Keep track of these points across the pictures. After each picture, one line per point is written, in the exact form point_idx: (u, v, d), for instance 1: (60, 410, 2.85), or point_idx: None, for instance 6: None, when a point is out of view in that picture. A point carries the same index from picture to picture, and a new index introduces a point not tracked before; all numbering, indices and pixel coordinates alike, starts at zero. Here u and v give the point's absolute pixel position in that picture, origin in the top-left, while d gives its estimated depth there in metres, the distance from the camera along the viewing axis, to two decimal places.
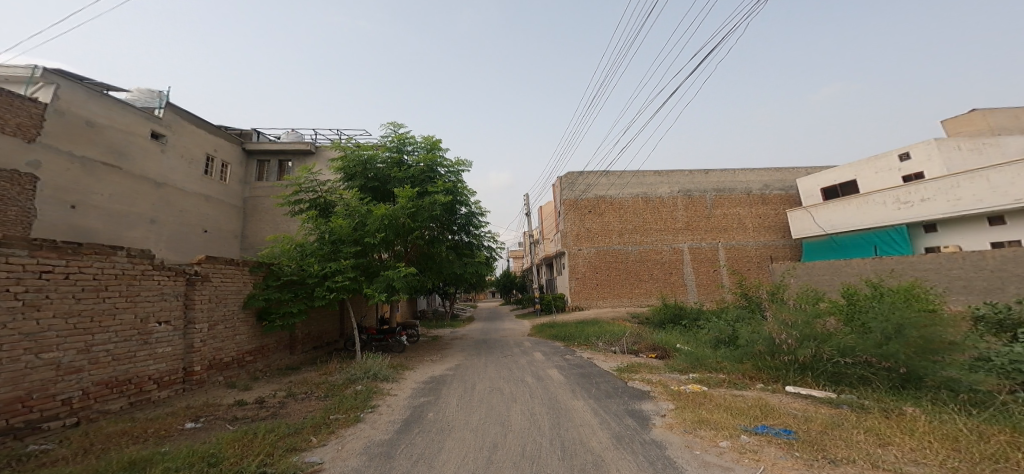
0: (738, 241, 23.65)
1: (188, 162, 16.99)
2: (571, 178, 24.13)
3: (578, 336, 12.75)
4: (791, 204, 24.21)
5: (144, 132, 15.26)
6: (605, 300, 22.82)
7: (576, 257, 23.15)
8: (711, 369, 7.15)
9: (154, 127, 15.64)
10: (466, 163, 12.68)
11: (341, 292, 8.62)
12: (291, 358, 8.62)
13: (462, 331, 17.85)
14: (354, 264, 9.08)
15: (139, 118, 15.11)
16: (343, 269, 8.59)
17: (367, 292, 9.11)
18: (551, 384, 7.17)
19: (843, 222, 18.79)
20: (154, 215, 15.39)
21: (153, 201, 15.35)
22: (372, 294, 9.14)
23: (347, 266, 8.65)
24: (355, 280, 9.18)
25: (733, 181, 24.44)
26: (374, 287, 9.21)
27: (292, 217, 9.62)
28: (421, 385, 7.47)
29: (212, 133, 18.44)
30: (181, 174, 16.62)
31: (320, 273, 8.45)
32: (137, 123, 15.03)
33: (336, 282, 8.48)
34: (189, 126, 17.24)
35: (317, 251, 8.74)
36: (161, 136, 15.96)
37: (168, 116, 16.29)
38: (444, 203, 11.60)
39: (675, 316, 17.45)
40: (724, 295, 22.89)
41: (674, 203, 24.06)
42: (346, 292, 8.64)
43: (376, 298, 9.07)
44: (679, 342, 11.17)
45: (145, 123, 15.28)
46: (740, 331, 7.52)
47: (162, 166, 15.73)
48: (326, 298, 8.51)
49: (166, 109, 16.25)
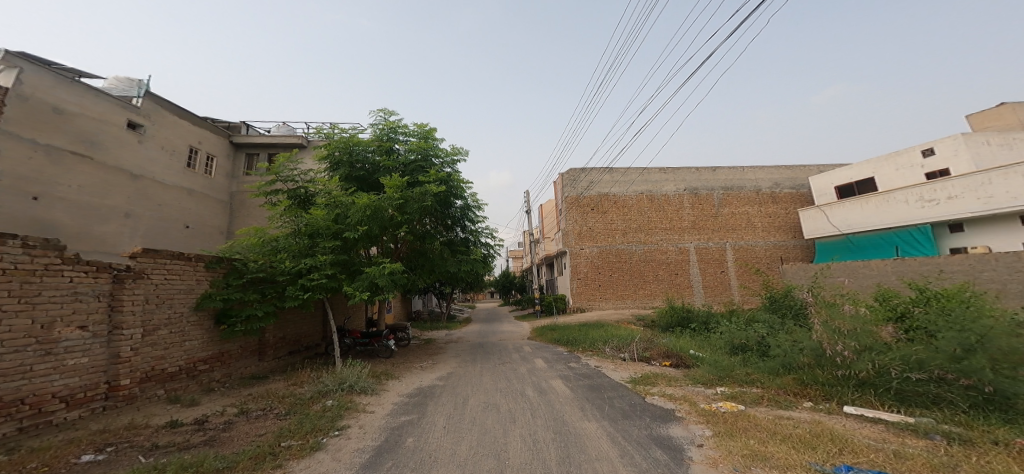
0: (747, 241, 22.67)
1: (169, 153, 15.90)
2: (573, 175, 23.15)
3: (583, 341, 11.72)
4: (802, 202, 23.23)
5: (120, 121, 14.17)
6: (607, 302, 21.82)
7: (578, 257, 22.15)
8: (742, 382, 6.09)
9: (130, 116, 14.54)
10: (462, 152, 11.64)
11: (317, 291, 7.63)
12: (259, 366, 7.59)
13: (459, 334, 16.81)
14: (332, 260, 8.05)
15: (113, 106, 14.01)
16: (319, 264, 7.58)
17: (346, 290, 8.09)
18: (556, 401, 6.11)
19: (860, 222, 17.85)
20: (130, 209, 14.29)
21: (130, 195, 14.29)
22: (353, 293, 8.11)
23: (324, 261, 7.66)
24: (333, 277, 8.15)
25: (741, 178, 23.46)
26: (355, 286, 8.18)
27: (264, 205, 8.58)
28: (404, 400, 6.43)
29: (196, 124, 17.41)
30: (161, 166, 15.54)
31: (293, 269, 7.46)
32: (113, 112, 13.96)
33: (312, 279, 7.52)
34: (170, 117, 16.13)
35: (291, 246, 7.76)
36: (138, 126, 14.85)
37: (146, 105, 15.19)
38: (437, 195, 10.58)
39: (684, 319, 16.42)
40: (733, 297, 21.90)
41: (681, 201, 23.08)
42: (322, 291, 7.65)
43: (358, 299, 8.06)
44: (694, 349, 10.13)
45: (120, 112, 14.19)
46: (775, 340, 6.51)
47: (140, 157, 14.68)
48: (300, 298, 7.48)
49: (145, 99, 15.15)
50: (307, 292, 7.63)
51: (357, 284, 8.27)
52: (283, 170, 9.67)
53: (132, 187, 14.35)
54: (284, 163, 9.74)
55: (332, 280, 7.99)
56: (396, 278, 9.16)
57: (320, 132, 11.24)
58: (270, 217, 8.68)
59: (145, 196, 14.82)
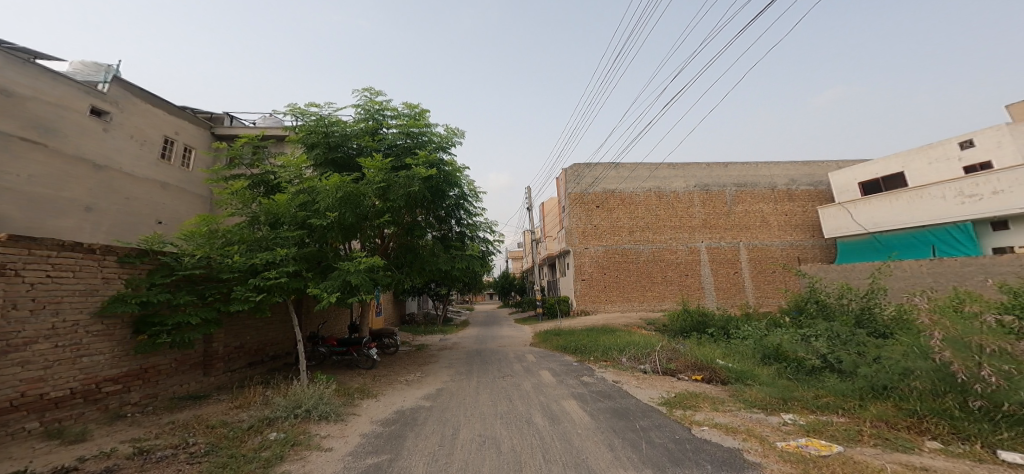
0: (762, 241, 21.31)
1: (139, 144, 12.93)
2: (577, 170, 21.78)
3: (592, 349, 10.32)
4: (820, 200, 21.91)
5: (80, 107, 11.38)
6: (613, 305, 20.42)
7: (582, 257, 20.78)
8: (814, 407, 4.61)
9: (94, 103, 11.72)
10: (458, 133, 10.15)
11: (274, 293, 6.23)
12: (201, 382, 6.29)
13: (454, 339, 15.40)
14: (295, 254, 6.63)
15: (73, 92, 11.23)
16: (276, 258, 6.17)
17: (310, 289, 6.65)
18: (574, 434, 4.66)
19: (889, 219, 16.50)
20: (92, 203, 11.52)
21: (92, 187, 11.48)
22: (319, 294, 6.66)
23: (282, 255, 6.26)
24: (296, 275, 6.71)
25: (755, 175, 22.13)
26: (322, 286, 6.73)
27: (214, 190, 7.17)
28: (376, 432, 4.96)
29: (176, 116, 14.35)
30: (130, 157, 12.66)
31: (244, 266, 6.06)
32: (71, 97, 11.17)
33: (266, 278, 6.09)
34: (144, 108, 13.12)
35: (242, 236, 6.32)
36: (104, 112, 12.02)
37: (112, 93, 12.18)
38: (427, 181, 9.15)
39: (700, 324, 15.00)
40: (747, 300, 20.52)
41: (691, 199, 21.73)
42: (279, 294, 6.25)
43: (326, 301, 6.61)
44: (723, 359, 8.72)
45: (83, 98, 11.42)
46: (856, 359, 5.12)
47: (104, 148, 11.85)
48: (250, 300, 6.03)
49: (113, 86, 12.18)
50: (261, 294, 6.20)
51: (326, 284, 6.84)
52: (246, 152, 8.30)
53: (93, 176, 11.53)
54: (247, 145, 8.33)
55: (294, 279, 6.58)
56: (376, 276, 7.70)
57: (294, 111, 9.78)
58: (223, 204, 7.26)
59: (111, 188, 11.96)
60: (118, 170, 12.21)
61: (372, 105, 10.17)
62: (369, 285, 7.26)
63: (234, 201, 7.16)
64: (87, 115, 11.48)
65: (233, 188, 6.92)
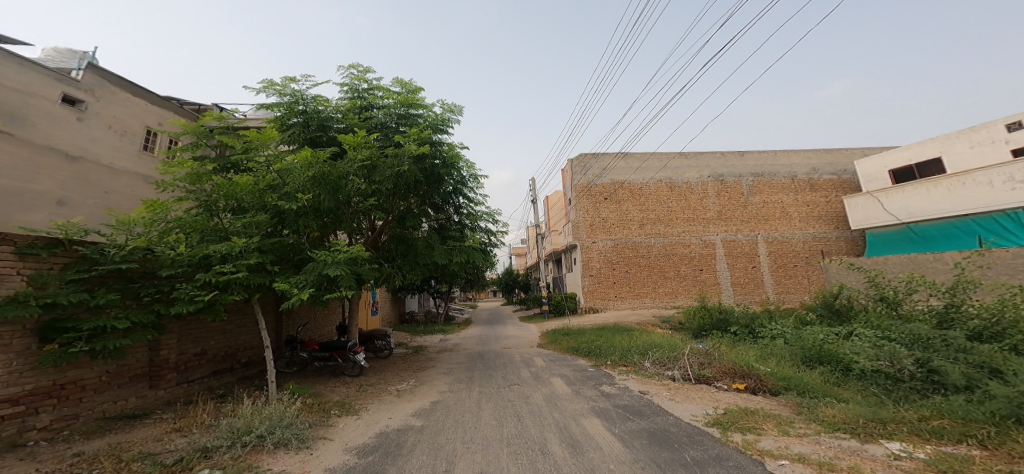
0: (783, 233, 20.08)
1: (122, 137, 9.53)
2: (583, 161, 20.61)
3: (608, 350, 9.22)
4: (843, 189, 20.67)
5: (49, 93, 8.22)
6: (623, 302, 19.27)
7: (590, 252, 19.65)
8: (928, 433, 3.61)
9: (69, 91, 8.56)
10: (455, 110, 9.00)
11: (231, 291, 5.23)
12: (145, 398, 5.27)
13: (456, 339, 14.34)
14: (257, 243, 5.55)
15: (43, 77, 8.15)
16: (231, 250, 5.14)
17: (277, 284, 5.55)
18: (604, 470, 3.52)
19: (925, 207, 15.33)
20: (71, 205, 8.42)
21: (66, 190, 8.29)
22: (288, 290, 5.56)
23: (240, 246, 5.18)
24: (258, 267, 5.65)
25: (773, 163, 20.87)
26: (291, 280, 5.64)
27: (159, 169, 5.99)
28: (346, 465, 3.85)
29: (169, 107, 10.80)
30: (111, 149, 9.28)
31: (189, 259, 5.07)
32: (35, 81, 8.03)
33: (218, 273, 5.07)
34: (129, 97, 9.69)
35: (194, 224, 5.29)
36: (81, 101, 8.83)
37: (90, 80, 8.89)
38: (419, 161, 8.04)
39: (721, 322, 13.82)
40: (768, 296, 19.32)
41: (704, 190, 20.52)
42: (236, 294, 5.25)
43: (296, 298, 5.52)
44: (759, 362, 7.63)
45: (54, 83, 8.27)
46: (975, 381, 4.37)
47: (79, 142, 8.62)
48: (197, 300, 5.04)
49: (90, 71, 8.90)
50: (212, 292, 5.19)
51: (296, 278, 5.76)
52: (211, 131, 7.28)
53: (65, 172, 8.29)
54: (209, 123, 7.19)
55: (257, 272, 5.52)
56: (358, 270, 6.61)
57: (269, 86, 8.60)
58: (166, 185, 6.05)
59: (89, 185, 8.72)
60: (98, 171, 8.98)
61: (359, 82, 9.09)
62: (350, 279, 6.16)
63: (183, 183, 6.05)
64: (61, 106, 8.37)
65: (183, 165, 5.79)
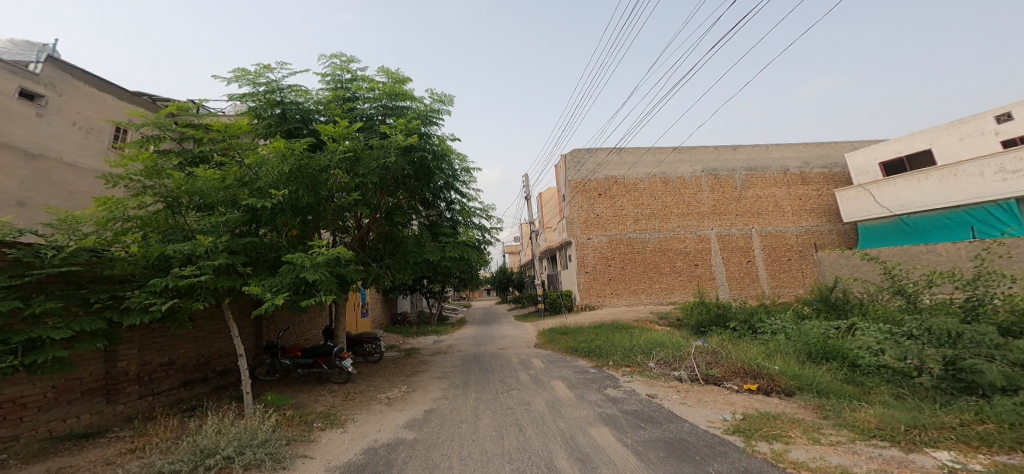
0: (777, 227, 19.98)
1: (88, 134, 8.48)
2: (576, 156, 20.23)
3: (609, 350, 8.86)
4: (836, 182, 20.65)
5: (4, 87, 7.23)
6: (618, 299, 18.98)
7: (584, 248, 19.31)
8: (975, 440, 3.27)
9: (27, 85, 7.59)
10: (444, 99, 8.49)
11: (196, 299, 4.87)
12: (101, 415, 4.83)
13: (449, 340, 13.88)
14: (222, 244, 5.24)
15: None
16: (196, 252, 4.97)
17: (247, 288, 5.05)
18: None
19: (918, 199, 15.21)
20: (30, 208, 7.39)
21: (27, 188, 7.34)
22: (259, 294, 5.06)
23: (206, 245, 4.95)
24: (224, 270, 5.20)
25: (766, 157, 20.74)
26: (263, 284, 5.15)
27: (109, 162, 5.41)
28: None
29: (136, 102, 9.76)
30: (75, 148, 8.26)
31: (144, 263, 4.90)
32: None
33: (179, 276, 4.75)
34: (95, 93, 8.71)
35: (154, 224, 5.09)
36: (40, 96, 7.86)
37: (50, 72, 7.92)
38: (405, 154, 7.56)
39: (720, 317, 13.57)
40: (763, 290, 19.21)
41: (698, 184, 20.31)
42: (197, 303, 4.92)
43: (269, 304, 5.02)
44: (763, 359, 7.36)
45: (8, 76, 7.28)
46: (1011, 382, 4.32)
47: (38, 139, 7.63)
48: (154, 309, 4.70)
49: (50, 63, 7.91)
50: (171, 297, 4.87)
51: (269, 281, 5.26)
52: (179, 122, 6.75)
53: (23, 171, 7.33)
54: (173, 114, 6.60)
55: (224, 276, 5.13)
56: (340, 271, 6.13)
57: (242, 75, 8.01)
58: (118, 181, 5.48)
59: (53, 186, 7.71)
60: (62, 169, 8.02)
61: (340, 71, 8.55)
62: (330, 282, 5.69)
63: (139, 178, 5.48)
64: (18, 101, 7.40)
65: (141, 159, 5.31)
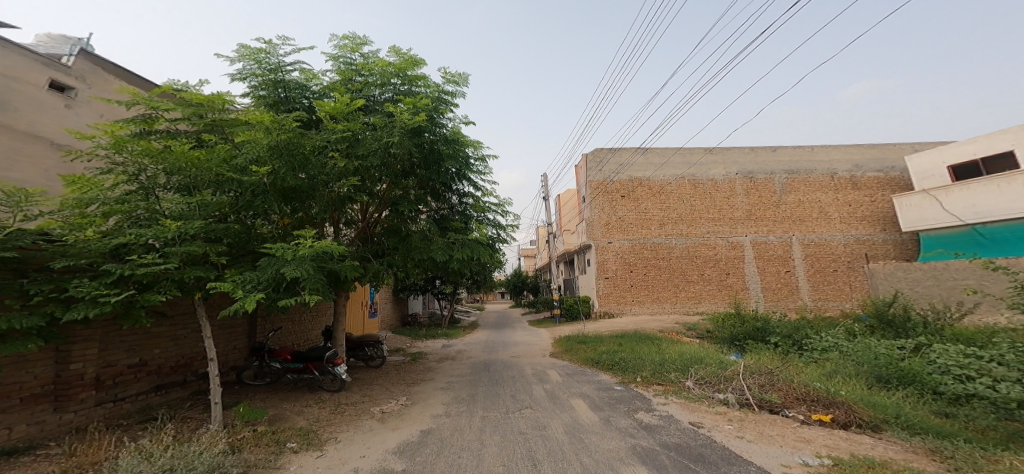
0: (820, 234, 18.39)
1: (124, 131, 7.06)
2: (599, 155, 19.18)
3: (637, 364, 7.80)
4: (886, 188, 18.93)
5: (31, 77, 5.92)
6: (641, 307, 17.77)
7: (605, 252, 18.20)
8: None
9: (59, 76, 6.26)
10: (460, 81, 7.80)
11: (159, 291, 4.08)
12: (44, 427, 4.13)
13: (460, 345, 13.04)
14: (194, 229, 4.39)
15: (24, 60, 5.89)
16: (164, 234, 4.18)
17: (215, 281, 4.31)
18: None
19: (995, 205, 13.80)
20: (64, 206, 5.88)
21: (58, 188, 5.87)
22: (229, 290, 4.27)
23: (173, 231, 4.17)
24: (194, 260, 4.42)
25: (809, 159, 19.20)
26: (236, 278, 4.40)
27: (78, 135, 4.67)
28: None
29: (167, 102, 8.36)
30: None
31: (102, 251, 4.08)
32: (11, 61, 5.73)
33: (136, 264, 3.99)
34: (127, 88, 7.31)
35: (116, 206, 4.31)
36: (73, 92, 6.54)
37: (83, 62, 6.59)
38: (414, 137, 6.82)
39: (758, 331, 12.22)
40: (804, 303, 17.63)
41: (732, 187, 18.93)
42: (160, 296, 4.08)
43: (238, 303, 4.24)
44: (819, 381, 6.20)
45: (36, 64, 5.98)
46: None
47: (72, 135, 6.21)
48: (105, 301, 3.85)
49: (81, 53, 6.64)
50: (128, 289, 4.08)
51: (244, 275, 4.49)
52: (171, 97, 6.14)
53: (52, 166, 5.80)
54: (167, 92, 5.79)
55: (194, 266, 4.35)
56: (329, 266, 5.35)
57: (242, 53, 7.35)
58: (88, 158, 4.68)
59: None
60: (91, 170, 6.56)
61: (349, 51, 7.84)
62: (316, 279, 4.93)
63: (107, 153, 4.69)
64: (48, 93, 6.04)
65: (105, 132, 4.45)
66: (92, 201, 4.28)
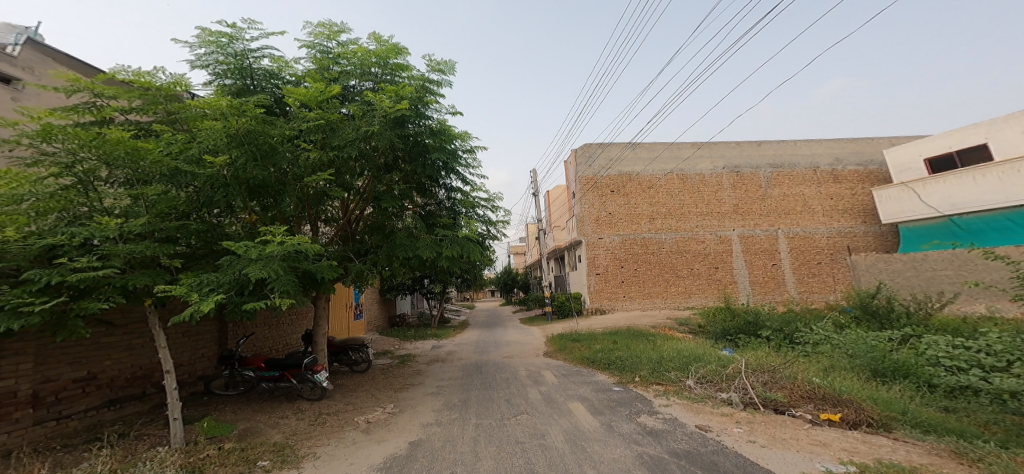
0: (806, 228, 18.56)
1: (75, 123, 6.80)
2: (587, 150, 18.91)
3: (634, 363, 7.56)
4: (869, 181, 19.19)
5: None
6: (631, 302, 17.64)
7: (595, 248, 17.99)
8: None
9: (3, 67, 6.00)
10: (446, 66, 7.40)
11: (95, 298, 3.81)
12: None
13: (450, 345, 12.65)
14: (136, 229, 4.13)
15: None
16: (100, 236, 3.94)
17: (166, 284, 3.89)
18: None
19: (970, 198, 14.03)
20: None
21: None
22: (183, 294, 3.85)
23: (110, 230, 3.91)
24: (140, 264, 4.15)
25: (794, 153, 19.32)
26: (191, 279, 3.98)
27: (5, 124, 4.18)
28: None
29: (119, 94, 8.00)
30: None
31: (33, 254, 3.79)
32: None
33: (67, 270, 3.70)
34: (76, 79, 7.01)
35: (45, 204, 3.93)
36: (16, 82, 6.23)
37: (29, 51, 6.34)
38: (395, 126, 6.41)
39: (750, 325, 12.14)
40: (790, 295, 17.78)
41: (719, 182, 18.92)
42: (96, 302, 3.82)
43: (192, 308, 3.82)
44: (823, 377, 6.05)
45: None
46: None
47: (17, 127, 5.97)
48: (29, 312, 3.57)
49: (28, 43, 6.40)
50: (60, 297, 3.78)
51: (201, 277, 4.07)
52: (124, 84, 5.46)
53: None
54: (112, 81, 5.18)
55: (139, 270, 4.05)
56: (301, 264, 4.93)
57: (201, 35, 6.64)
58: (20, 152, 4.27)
59: None
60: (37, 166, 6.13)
61: (325, 39, 7.41)
62: (287, 282, 4.48)
63: (43, 143, 4.34)
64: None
65: (35, 121, 4.05)
66: (23, 197, 3.86)
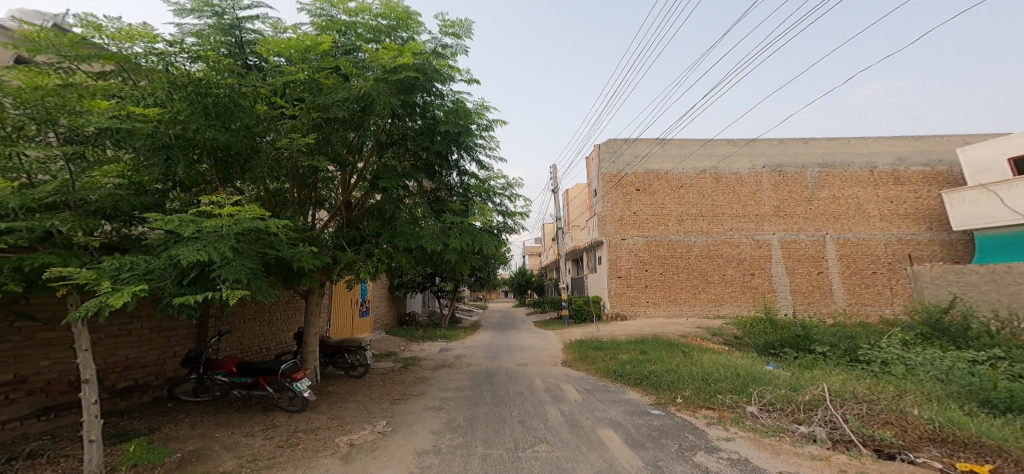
0: (859, 233, 16.82)
1: None
2: (613, 146, 17.66)
3: (676, 379, 6.33)
4: (931, 184, 17.30)
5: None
6: (655, 308, 16.27)
7: (617, 250, 16.71)
8: None
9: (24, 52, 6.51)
10: (464, 29, 6.43)
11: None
12: None
13: (460, 348, 11.62)
14: (50, 197, 3.21)
15: None
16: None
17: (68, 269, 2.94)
18: None
19: None
20: None
21: None
22: (90, 281, 2.89)
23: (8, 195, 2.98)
24: (62, 242, 3.24)
25: (846, 152, 17.61)
26: (109, 262, 3.07)
27: None
28: None
29: None
30: None
31: None
32: None
33: None
34: None
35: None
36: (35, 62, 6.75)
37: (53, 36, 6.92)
38: (399, 92, 5.47)
39: (799, 339, 10.64)
40: (838, 307, 16.06)
41: (759, 181, 17.34)
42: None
43: (99, 300, 2.88)
44: (929, 409, 4.70)
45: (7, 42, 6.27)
46: None
47: None
48: None
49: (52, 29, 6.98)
50: None
51: (123, 260, 3.14)
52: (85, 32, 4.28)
53: None
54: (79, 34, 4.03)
55: (51, 249, 3.12)
56: (266, 250, 4.02)
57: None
58: None
59: None
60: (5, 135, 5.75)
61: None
62: (240, 268, 3.51)
63: None
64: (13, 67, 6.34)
65: None
66: None
